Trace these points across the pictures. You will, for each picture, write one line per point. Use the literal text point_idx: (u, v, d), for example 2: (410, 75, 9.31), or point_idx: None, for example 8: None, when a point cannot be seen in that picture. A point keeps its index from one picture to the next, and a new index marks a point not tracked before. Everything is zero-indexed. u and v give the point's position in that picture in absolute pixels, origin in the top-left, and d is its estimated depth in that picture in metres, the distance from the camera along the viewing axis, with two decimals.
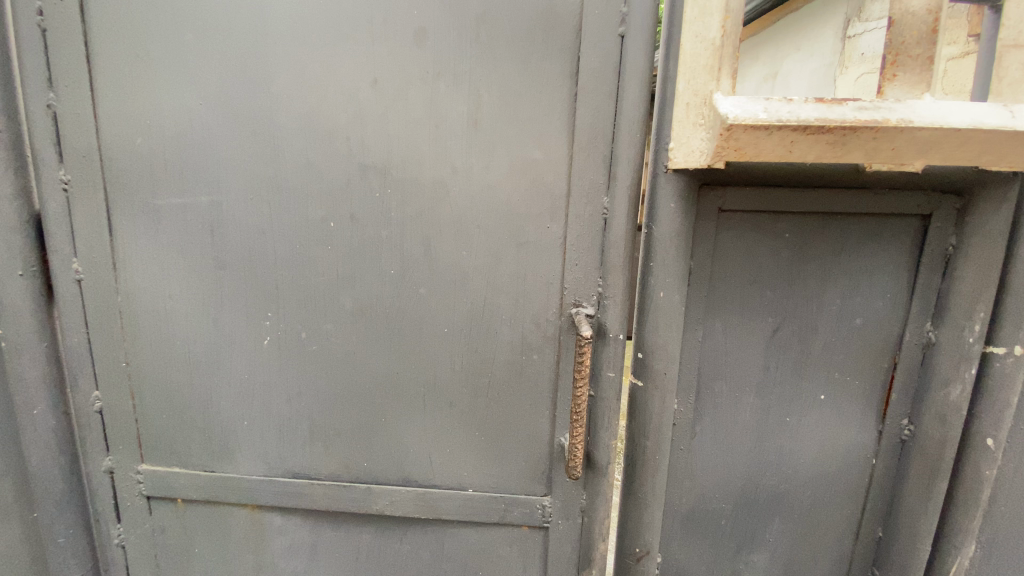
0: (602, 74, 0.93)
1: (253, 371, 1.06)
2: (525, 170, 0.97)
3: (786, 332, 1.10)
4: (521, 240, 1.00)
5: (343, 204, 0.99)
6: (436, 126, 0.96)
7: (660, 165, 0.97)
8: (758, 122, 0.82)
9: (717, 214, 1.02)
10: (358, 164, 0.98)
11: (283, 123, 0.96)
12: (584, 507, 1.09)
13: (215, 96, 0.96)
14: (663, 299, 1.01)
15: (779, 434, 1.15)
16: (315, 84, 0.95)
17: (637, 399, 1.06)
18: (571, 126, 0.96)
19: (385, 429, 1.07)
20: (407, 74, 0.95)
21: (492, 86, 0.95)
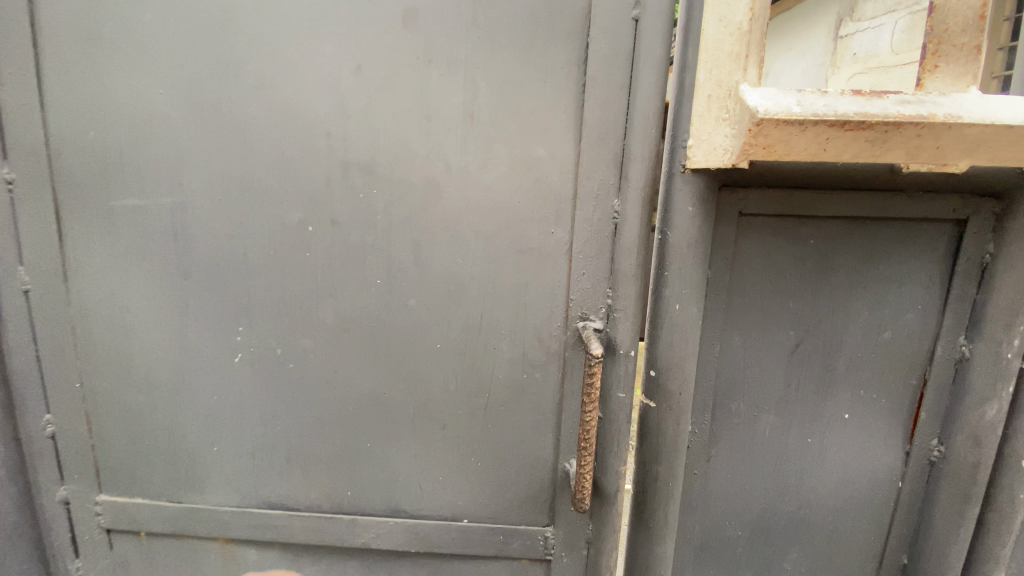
0: (614, 62, 0.83)
1: (224, 392, 0.95)
2: (527, 169, 0.88)
3: (808, 347, 1.01)
4: (522, 247, 0.90)
5: (323, 206, 0.89)
6: (427, 119, 0.86)
7: (677, 164, 0.87)
8: (793, 117, 0.72)
9: (738, 218, 0.92)
10: (340, 161, 0.87)
11: (255, 116, 0.86)
12: (590, 538, 1.00)
13: (178, 85, 0.85)
14: (679, 312, 0.91)
15: (800, 457, 1.06)
16: (291, 72, 0.84)
17: (649, 422, 0.96)
18: (578, 121, 0.86)
19: (371, 455, 0.97)
20: (395, 61, 0.84)
21: (490, 74, 0.85)
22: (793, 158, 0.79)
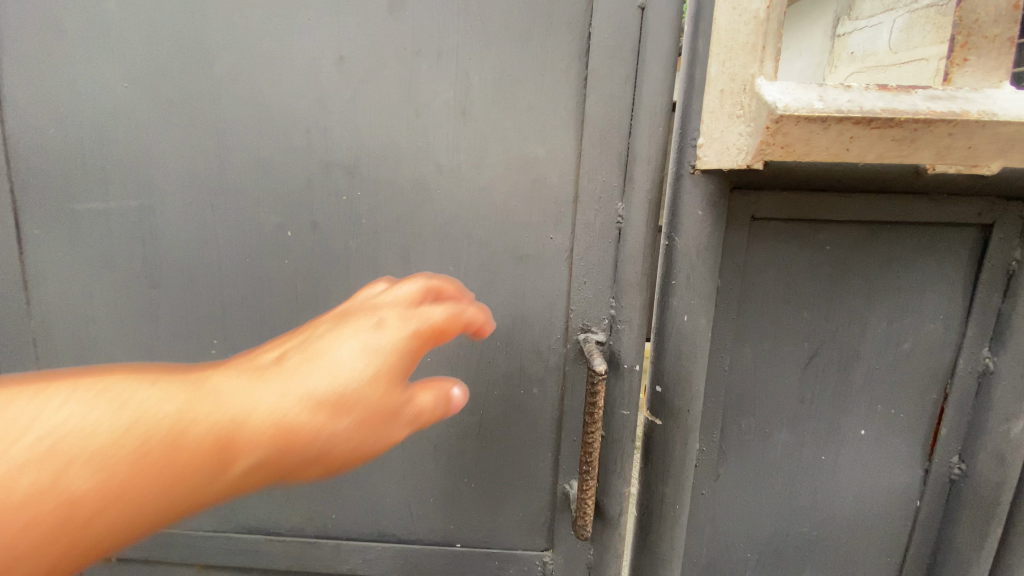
0: (618, 53, 0.77)
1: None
2: (524, 170, 0.81)
3: (823, 359, 0.95)
4: (518, 254, 0.84)
5: (302, 209, 0.82)
6: (415, 115, 0.80)
7: (686, 164, 0.81)
8: (815, 113, 0.66)
9: (750, 223, 0.86)
10: (322, 160, 0.81)
11: (230, 111, 0.79)
12: (591, 563, 0.94)
13: (146, 78, 0.79)
14: (688, 323, 0.84)
15: (812, 475, 1.00)
16: (268, 63, 0.78)
17: (655, 440, 0.90)
18: (579, 117, 0.80)
19: (355, 476, 0.94)
20: (381, 51, 0.78)
21: (484, 66, 0.78)
22: (812, 159, 0.73)
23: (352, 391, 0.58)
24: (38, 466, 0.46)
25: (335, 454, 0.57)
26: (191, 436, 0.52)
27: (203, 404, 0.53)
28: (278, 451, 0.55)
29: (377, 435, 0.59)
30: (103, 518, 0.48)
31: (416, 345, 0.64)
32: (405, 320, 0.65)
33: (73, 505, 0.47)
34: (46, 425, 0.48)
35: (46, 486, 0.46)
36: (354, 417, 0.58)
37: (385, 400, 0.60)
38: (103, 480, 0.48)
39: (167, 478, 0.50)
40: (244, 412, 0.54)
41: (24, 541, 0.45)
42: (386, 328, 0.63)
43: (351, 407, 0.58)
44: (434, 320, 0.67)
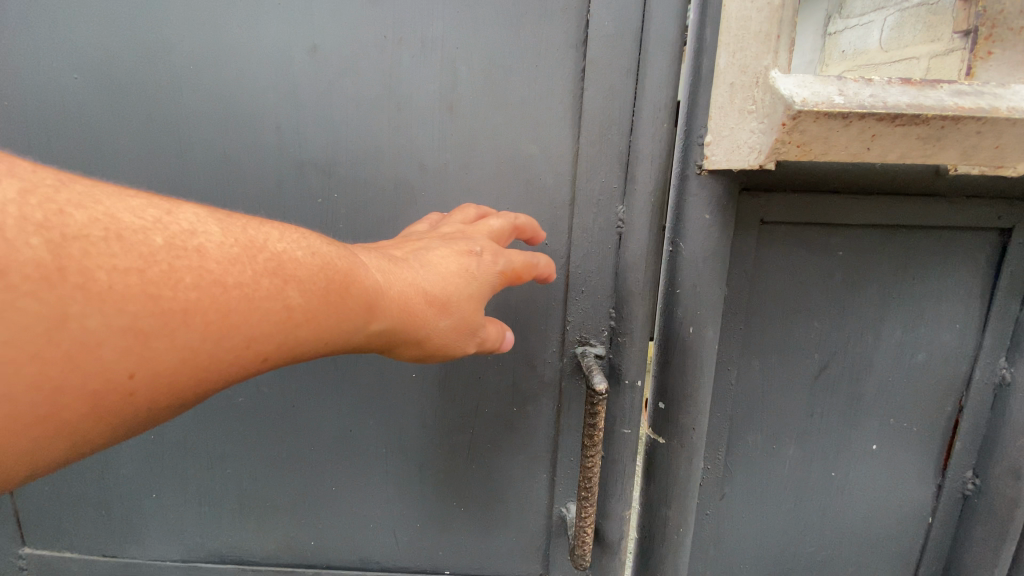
0: (619, 42, 0.70)
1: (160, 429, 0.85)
2: (516, 170, 0.76)
3: (834, 371, 0.89)
4: None
5: (272, 212, 0.77)
6: (397, 110, 0.73)
7: (692, 164, 0.75)
8: (837, 109, 0.60)
9: (759, 227, 0.80)
10: (295, 160, 0.75)
11: (194, 106, 0.74)
12: None
13: (101, 70, 0.73)
14: (694, 336, 0.78)
15: (821, 493, 0.95)
16: (235, 53, 0.72)
17: (658, 460, 0.84)
18: (576, 113, 0.74)
19: (335, 500, 0.89)
20: (358, 39, 0.71)
21: (472, 56, 0.72)
22: (830, 158, 0.67)
23: (460, 296, 0.62)
24: (263, 273, 0.49)
25: (427, 346, 0.63)
26: (363, 287, 0.55)
27: (366, 268, 0.57)
28: (402, 326, 0.59)
29: (459, 343, 0.64)
30: (300, 332, 0.51)
31: (497, 282, 0.66)
32: (493, 255, 0.66)
33: (285, 313, 0.49)
34: (267, 244, 0.51)
35: (269, 291, 0.48)
36: (454, 319, 0.63)
37: (474, 317, 0.64)
38: (307, 300, 0.51)
39: (340, 317, 0.54)
40: (390, 282, 0.58)
41: (249, 331, 0.47)
42: (482, 257, 0.64)
43: (454, 307, 0.62)
44: (518, 262, 0.67)
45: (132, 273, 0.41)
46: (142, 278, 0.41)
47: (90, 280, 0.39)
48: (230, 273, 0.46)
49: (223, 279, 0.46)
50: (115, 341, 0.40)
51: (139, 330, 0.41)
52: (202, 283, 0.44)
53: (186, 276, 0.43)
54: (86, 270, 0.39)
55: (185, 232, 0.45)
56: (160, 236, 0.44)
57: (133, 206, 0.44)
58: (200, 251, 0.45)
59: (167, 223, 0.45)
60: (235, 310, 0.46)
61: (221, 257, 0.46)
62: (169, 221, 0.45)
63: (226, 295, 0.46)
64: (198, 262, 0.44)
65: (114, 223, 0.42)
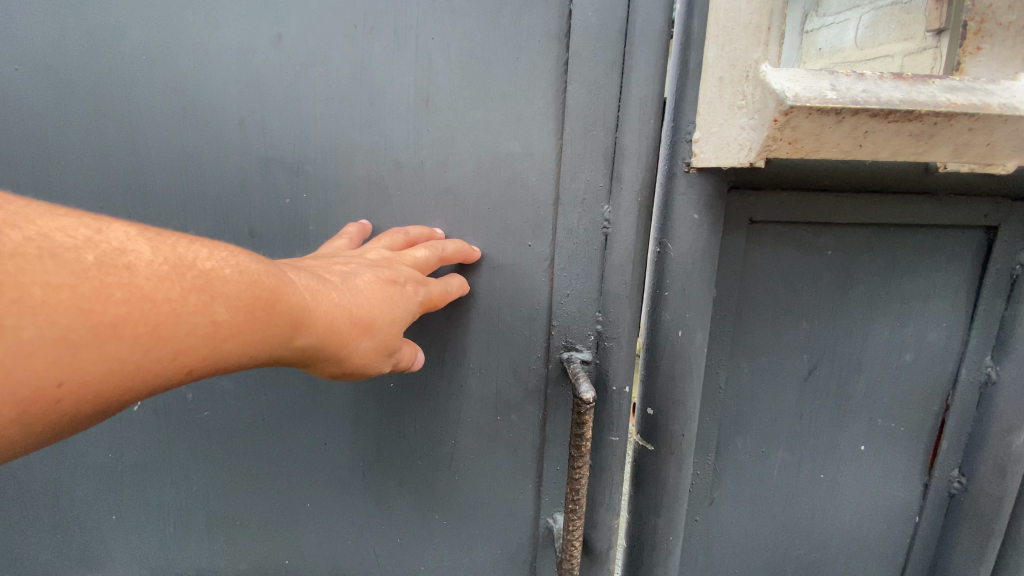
0: (604, 33, 0.67)
1: (118, 447, 0.80)
2: (496, 168, 0.72)
3: (823, 372, 0.88)
4: (491, 263, 0.76)
5: (237, 213, 0.73)
6: (370, 104, 0.69)
7: (680, 162, 0.72)
8: (830, 104, 0.58)
9: (748, 226, 0.78)
10: (260, 157, 0.71)
11: (145, 101, 0.68)
12: None
13: (42, 63, 0.67)
14: (683, 340, 0.75)
15: (811, 494, 0.93)
16: (191, 44, 0.67)
17: (647, 467, 0.81)
18: (559, 108, 0.70)
19: (310, 514, 0.85)
20: (326, 28, 0.67)
21: (449, 47, 0.68)
22: (821, 156, 0.65)
23: (385, 320, 0.62)
24: (191, 289, 0.45)
25: (347, 363, 0.60)
26: (290, 304, 0.52)
27: (295, 284, 0.54)
28: (326, 344, 0.57)
29: (374, 363, 0.63)
30: (227, 346, 0.48)
31: (417, 311, 0.66)
32: (415, 284, 0.66)
33: (211, 328, 0.46)
34: (196, 261, 0.47)
35: (196, 307, 0.45)
36: (375, 339, 0.61)
37: (395, 339, 0.64)
38: (236, 316, 0.48)
39: (265, 333, 0.50)
40: (316, 300, 0.55)
41: (177, 344, 0.44)
42: (406, 285, 0.64)
43: (378, 329, 0.61)
44: (435, 292, 0.68)
45: (63, 289, 0.39)
46: (74, 293, 0.39)
47: (24, 294, 0.37)
48: (159, 289, 0.43)
49: (152, 294, 0.43)
50: (43, 352, 0.38)
51: (69, 342, 0.39)
52: (132, 298, 0.42)
53: (117, 291, 0.41)
54: (20, 285, 0.37)
55: (115, 250, 0.43)
56: (91, 254, 0.41)
57: (65, 225, 0.42)
58: (130, 268, 0.42)
59: (97, 241, 0.42)
60: (163, 324, 0.43)
61: (151, 274, 0.44)
62: (99, 240, 0.43)
63: (155, 310, 0.43)
64: (128, 278, 0.42)
65: (47, 241, 0.40)
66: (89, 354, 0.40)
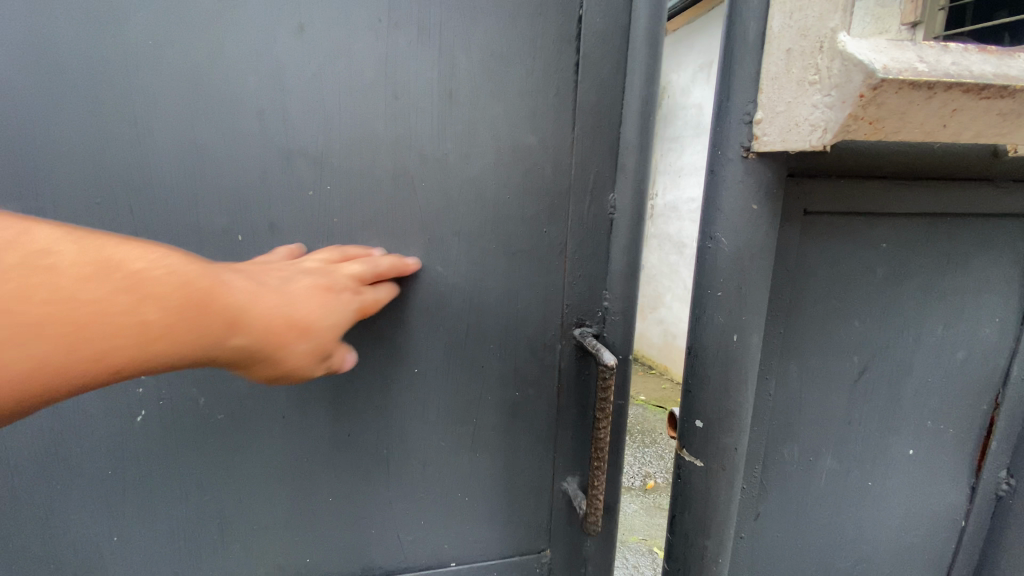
0: (608, 37, 0.73)
1: (119, 463, 0.70)
2: (517, 158, 0.73)
3: (874, 374, 0.81)
4: (512, 248, 0.76)
5: (254, 207, 0.67)
6: (392, 99, 0.68)
7: (735, 146, 0.64)
8: (922, 78, 0.51)
9: (802, 218, 0.70)
10: (281, 149, 0.66)
11: (154, 88, 0.62)
12: (588, 556, 0.89)
13: (28, 40, 0.58)
14: (739, 344, 0.67)
15: (858, 502, 0.87)
16: (206, 31, 0.62)
17: (693, 487, 0.73)
18: (571, 105, 0.74)
19: (333, 509, 0.79)
20: (349, 22, 0.65)
21: (471, 46, 0.69)
22: (898, 138, 0.57)
23: (322, 325, 0.57)
24: (118, 289, 0.43)
25: (282, 368, 0.55)
26: (224, 303, 0.49)
27: (232, 282, 0.50)
28: (263, 345, 0.52)
29: (306, 368, 0.57)
30: (158, 347, 0.45)
31: (351, 318, 0.61)
32: (352, 292, 0.62)
33: (140, 329, 0.44)
34: (126, 262, 0.45)
35: (119, 306, 0.43)
36: (313, 342, 0.56)
37: (331, 343, 0.58)
38: (166, 317, 0.45)
39: (197, 334, 0.47)
40: (253, 300, 0.51)
41: (102, 345, 0.43)
42: (341, 291, 0.60)
43: (317, 332, 0.56)
44: (367, 301, 0.64)
45: None
46: None
47: None
48: (83, 289, 0.42)
49: (73, 295, 0.42)
50: None
51: None
52: (56, 299, 0.41)
53: (37, 293, 0.40)
54: None
55: (38, 251, 0.42)
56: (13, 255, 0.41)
57: None
58: (54, 269, 0.41)
59: (22, 241, 0.41)
60: (86, 324, 0.42)
61: (78, 275, 0.42)
62: (24, 240, 0.42)
63: (74, 311, 0.42)
64: (49, 280, 0.41)
65: None
66: (11, 353, 0.40)
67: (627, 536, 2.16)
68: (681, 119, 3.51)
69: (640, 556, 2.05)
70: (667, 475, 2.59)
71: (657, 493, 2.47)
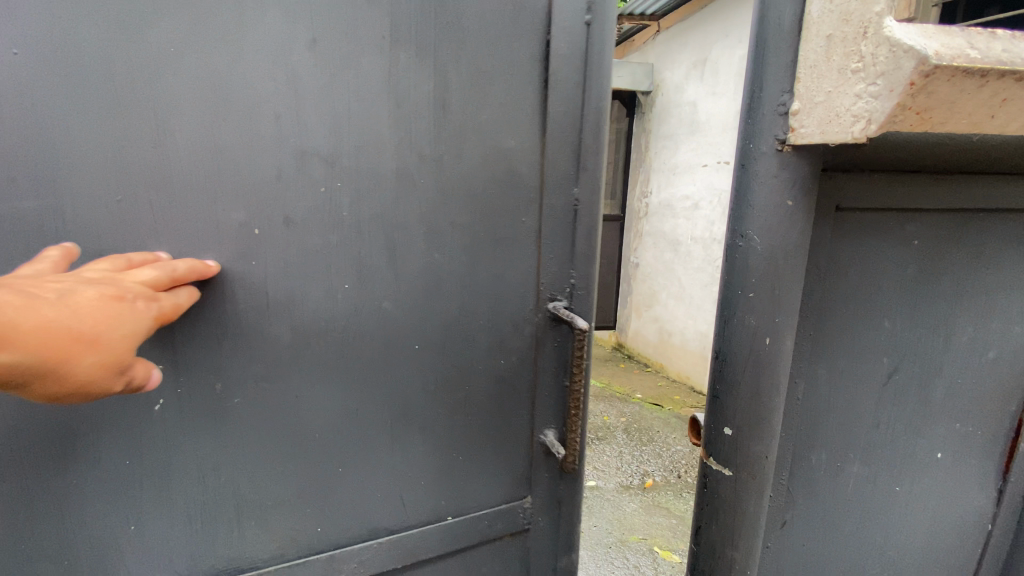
0: (571, 62, 0.79)
1: (137, 450, 0.67)
2: (494, 162, 0.77)
3: (902, 376, 0.78)
4: (498, 236, 0.80)
5: (270, 203, 0.67)
6: (390, 109, 0.70)
7: (768, 138, 0.61)
8: (975, 65, 0.48)
9: (834, 214, 0.67)
10: (295, 151, 0.66)
11: (178, 89, 0.60)
12: (562, 498, 0.94)
13: (46, 30, 0.55)
14: (772, 349, 0.64)
15: (884, 507, 0.85)
16: (225, 39, 0.61)
17: (721, 496, 0.70)
18: (541, 119, 0.79)
19: (338, 479, 0.78)
20: (355, 37, 0.66)
21: (460, 64, 0.73)
22: (944, 130, 0.54)
23: (113, 334, 0.50)
24: None
25: (70, 383, 0.47)
26: None
27: None
28: (34, 360, 0.45)
29: (103, 383, 0.49)
30: None
31: (150, 327, 0.54)
32: (148, 299, 0.55)
33: None
34: None
35: None
36: (105, 354, 0.49)
37: (129, 353, 0.51)
38: None
39: None
40: (18, 312, 0.44)
41: None
42: (131, 298, 0.52)
43: (110, 343, 0.49)
44: (166, 307, 0.57)
45: None
46: None
47: None
48: None
49: None
50: None
51: None
52: None
53: None
54: None
55: None
56: None
57: None
58: None
59: None
60: None
61: None
62: None
63: None
64: None
65: None
66: None
67: (627, 536, 2.12)
68: (675, 116, 3.48)
69: (641, 556, 2.02)
70: (665, 474, 2.56)
71: (656, 492, 2.43)
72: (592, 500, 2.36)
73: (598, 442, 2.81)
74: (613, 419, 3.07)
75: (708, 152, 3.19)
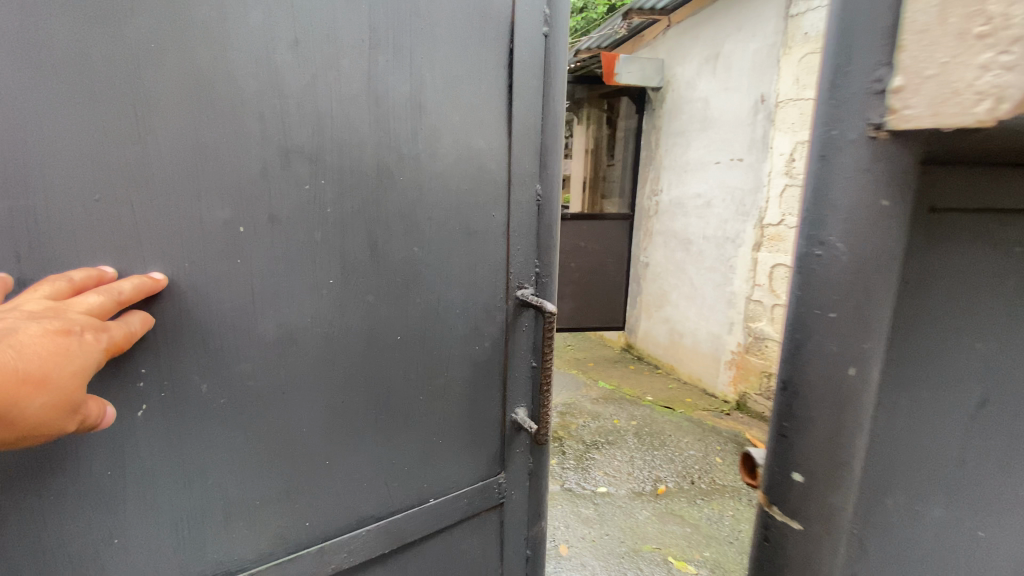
0: (532, 69, 0.79)
1: (121, 463, 0.59)
2: (465, 159, 0.75)
3: (995, 407, 0.67)
4: (471, 228, 0.78)
5: (256, 202, 0.60)
6: (374, 103, 0.66)
7: (859, 123, 0.49)
8: None
9: (928, 216, 0.55)
10: (278, 148, 0.60)
11: (160, 87, 0.54)
12: (531, 470, 0.95)
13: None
14: (857, 380, 0.52)
15: (964, 555, 0.72)
16: (213, 32, 0.55)
17: (788, 555, 0.58)
18: (507, 119, 0.78)
19: (326, 471, 0.72)
20: (334, 39, 0.62)
21: (435, 67, 0.70)
22: None
23: (63, 376, 0.45)
24: None
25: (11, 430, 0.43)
26: None
27: None
28: None
29: (53, 425, 0.45)
30: None
31: (100, 363, 0.49)
32: (96, 330, 0.49)
33: None
34: None
35: None
36: (56, 396, 0.45)
37: (81, 392, 0.47)
38: None
39: None
40: None
41: None
42: (81, 333, 0.47)
43: (60, 383, 0.45)
44: (117, 338, 0.51)
45: None
46: None
47: None
48: None
49: None
50: None
51: None
52: None
53: None
54: None
55: None
56: None
57: None
58: None
59: None
60: None
61: None
62: None
63: None
64: None
65: None
66: None
67: (640, 545, 2.01)
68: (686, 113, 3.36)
69: (655, 567, 1.90)
70: (677, 480, 2.43)
71: (668, 498, 2.31)
72: (602, 506, 2.25)
73: (608, 446, 2.70)
74: (624, 422, 2.95)
75: (720, 148, 3.06)
